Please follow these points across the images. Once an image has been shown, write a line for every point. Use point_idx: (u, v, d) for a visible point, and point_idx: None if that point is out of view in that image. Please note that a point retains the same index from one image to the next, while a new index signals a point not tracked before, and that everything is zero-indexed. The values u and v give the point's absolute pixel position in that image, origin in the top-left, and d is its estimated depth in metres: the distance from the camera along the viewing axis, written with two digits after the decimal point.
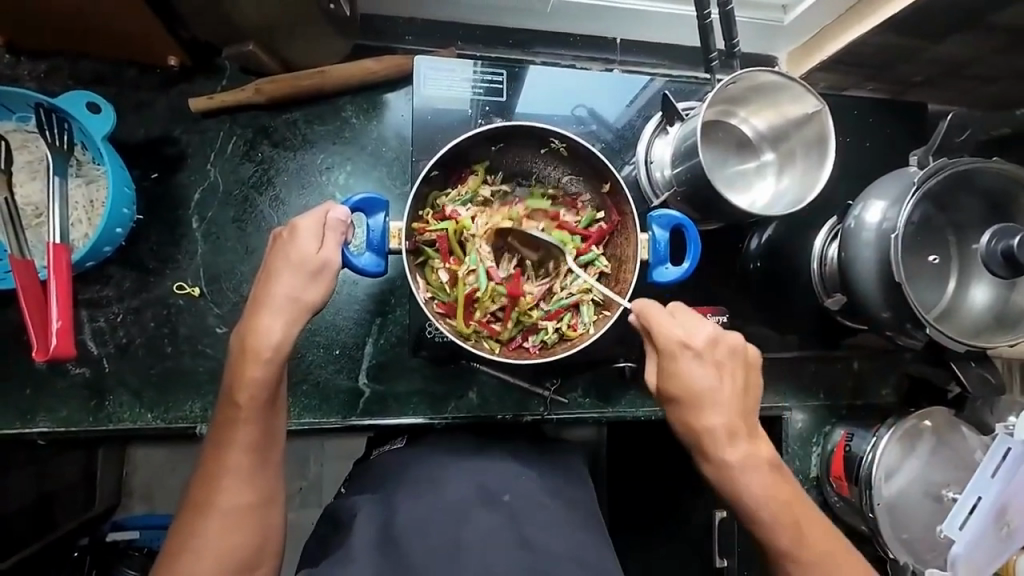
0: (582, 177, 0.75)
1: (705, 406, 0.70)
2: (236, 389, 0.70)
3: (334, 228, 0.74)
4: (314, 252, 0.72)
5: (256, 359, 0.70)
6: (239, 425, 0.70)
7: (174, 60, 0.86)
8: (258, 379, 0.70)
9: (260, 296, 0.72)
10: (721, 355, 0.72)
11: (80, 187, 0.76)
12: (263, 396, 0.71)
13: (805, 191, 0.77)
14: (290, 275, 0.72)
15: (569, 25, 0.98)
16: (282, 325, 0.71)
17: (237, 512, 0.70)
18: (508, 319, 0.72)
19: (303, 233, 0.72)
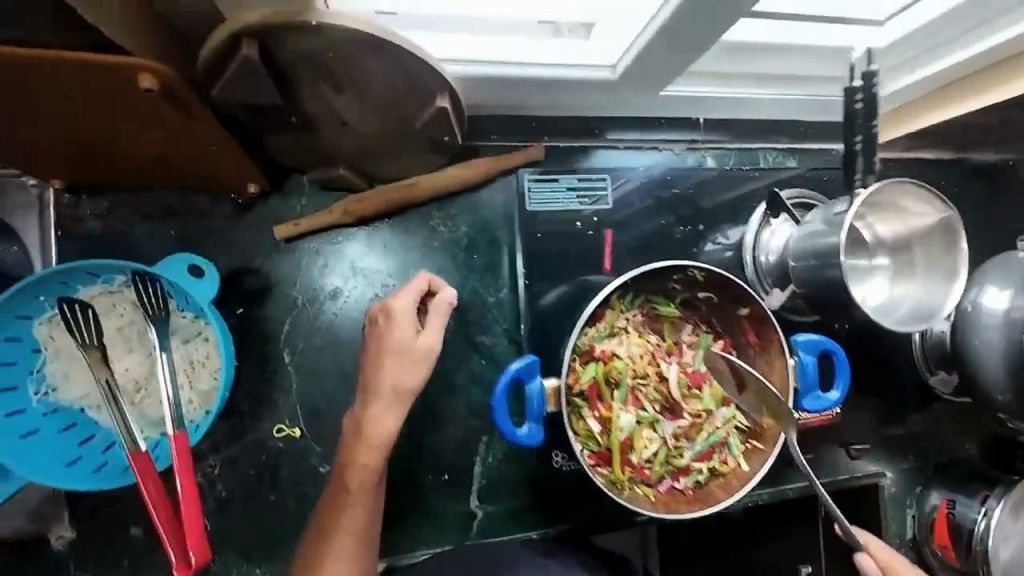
0: (716, 299, 0.73)
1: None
2: (346, 482, 0.66)
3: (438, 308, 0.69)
4: (414, 331, 0.68)
5: (361, 448, 0.66)
6: (342, 520, 0.65)
7: (253, 188, 0.79)
8: (362, 472, 0.66)
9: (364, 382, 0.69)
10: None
11: (179, 348, 0.70)
12: (367, 491, 0.66)
13: (931, 302, 0.75)
14: (393, 362, 0.67)
15: (653, 114, 0.93)
16: (385, 414, 0.67)
17: None
18: (659, 461, 0.69)
19: (400, 311, 0.68)
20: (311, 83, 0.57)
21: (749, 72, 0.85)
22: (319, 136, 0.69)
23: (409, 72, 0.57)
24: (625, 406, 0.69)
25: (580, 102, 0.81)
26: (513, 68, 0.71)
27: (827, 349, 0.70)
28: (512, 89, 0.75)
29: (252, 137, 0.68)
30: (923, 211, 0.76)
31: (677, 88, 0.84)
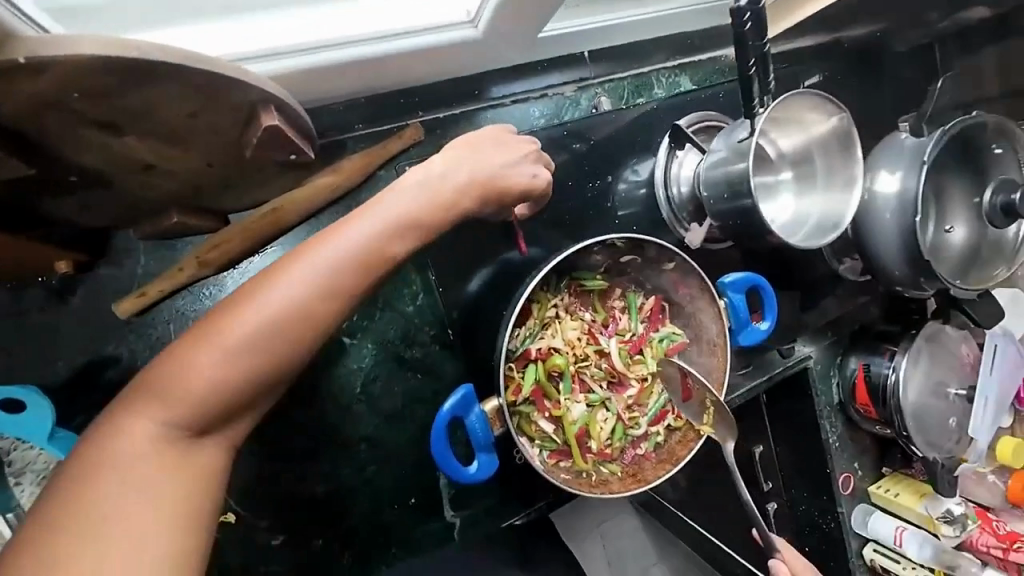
0: (641, 259, 0.68)
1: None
2: (324, 282, 0.44)
3: (531, 167, 0.61)
4: (518, 187, 0.60)
5: (351, 236, 0.46)
6: (263, 313, 0.42)
7: (63, 266, 0.61)
8: (341, 254, 0.45)
9: (404, 181, 0.52)
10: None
11: (31, 488, 0.57)
12: (341, 300, 0.45)
13: (833, 208, 0.77)
14: (436, 184, 0.52)
15: (534, 56, 0.82)
16: (404, 232, 0.48)
17: (277, 329, 0.42)
18: (616, 436, 0.67)
19: (508, 159, 0.59)
20: (71, 134, 0.42)
21: None
22: (125, 188, 0.53)
23: (206, 92, 0.43)
24: (573, 396, 0.65)
25: (446, 70, 0.68)
26: (352, 47, 0.57)
27: (753, 282, 0.69)
28: (334, 80, 0.60)
29: (26, 212, 0.51)
30: (820, 119, 0.77)
31: (556, 27, 0.78)
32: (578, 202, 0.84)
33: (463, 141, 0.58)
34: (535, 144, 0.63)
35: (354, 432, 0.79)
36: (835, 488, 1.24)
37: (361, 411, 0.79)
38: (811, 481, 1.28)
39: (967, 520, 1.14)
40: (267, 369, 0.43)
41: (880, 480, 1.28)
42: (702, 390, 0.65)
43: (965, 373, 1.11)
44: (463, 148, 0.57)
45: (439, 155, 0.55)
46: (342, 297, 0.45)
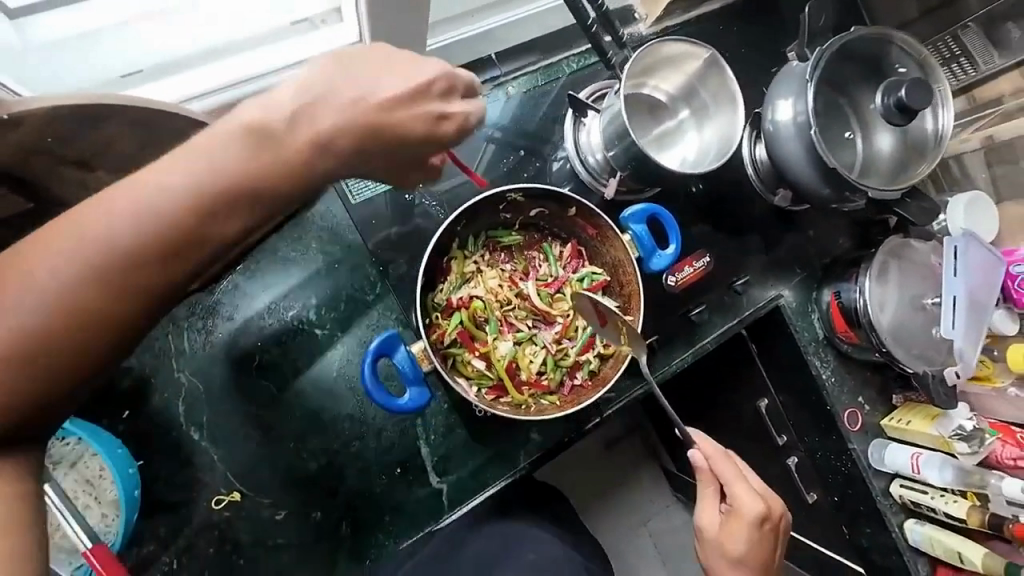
0: (548, 209, 0.76)
1: (743, 533, 0.75)
2: (101, 273, 0.43)
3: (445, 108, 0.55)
4: (416, 114, 0.53)
5: (75, 246, 0.43)
6: (44, 310, 0.42)
7: None
8: (69, 266, 0.43)
9: (206, 158, 0.46)
10: (776, 522, 0.77)
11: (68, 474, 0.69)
12: (84, 316, 0.43)
13: (727, 133, 0.84)
14: (245, 141, 0.47)
15: None
16: (153, 227, 0.44)
17: (14, 348, 0.42)
18: (549, 368, 0.74)
19: (397, 91, 0.52)
20: (54, 172, 0.57)
21: None
22: None
23: (145, 124, 0.57)
24: (502, 337, 0.73)
25: None
26: (267, 79, 0.74)
27: (652, 213, 0.76)
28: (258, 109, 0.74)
29: None
30: (691, 53, 0.83)
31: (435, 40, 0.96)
32: (505, 181, 0.95)
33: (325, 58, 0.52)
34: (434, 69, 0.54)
35: (336, 411, 0.89)
36: (843, 426, 1.21)
37: (340, 393, 0.89)
38: (818, 423, 1.26)
39: (984, 434, 1.08)
40: (15, 391, 0.43)
41: (893, 413, 1.24)
42: (613, 315, 0.72)
43: (937, 282, 1.10)
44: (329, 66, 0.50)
45: (279, 86, 0.49)
46: (76, 312, 0.43)
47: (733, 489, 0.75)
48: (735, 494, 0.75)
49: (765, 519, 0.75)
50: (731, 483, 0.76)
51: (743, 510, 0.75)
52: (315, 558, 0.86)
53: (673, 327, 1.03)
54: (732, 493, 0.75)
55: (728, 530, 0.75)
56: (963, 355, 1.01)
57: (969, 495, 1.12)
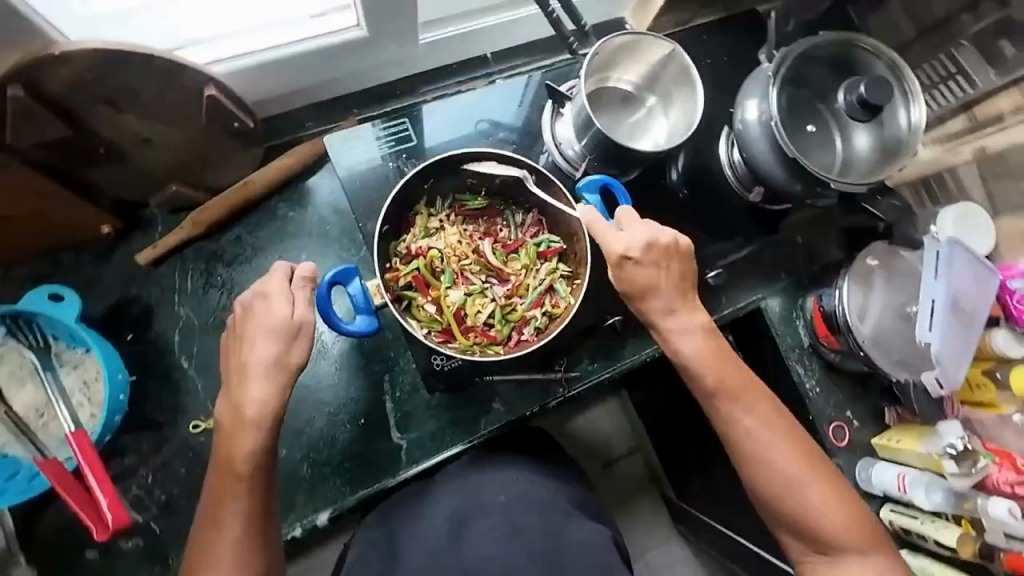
0: (510, 178, 0.82)
1: (654, 298, 0.79)
2: (229, 458, 0.70)
3: (303, 286, 0.73)
4: (282, 310, 0.71)
5: (227, 423, 0.71)
6: (230, 517, 0.69)
7: (107, 228, 0.89)
8: (227, 434, 0.71)
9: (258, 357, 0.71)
10: (659, 250, 0.79)
11: (71, 375, 0.77)
12: (245, 458, 0.70)
13: (690, 113, 0.90)
14: (265, 340, 0.71)
15: (439, 60, 1.04)
16: (260, 400, 0.70)
17: (238, 515, 0.69)
18: (497, 320, 0.80)
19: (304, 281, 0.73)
20: (91, 109, 0.70)
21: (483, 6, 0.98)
22: (135, 159, 0.81)
23: (164, 71, 0.69)
24: (455, 286, 0.80)
25: (355, 69, 0.93)
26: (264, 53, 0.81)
27: (604, 184, 0.81)
28: (264, 79, 0.85)
29: (77, 180, 0.80)
30: (655, 48, 0.89)
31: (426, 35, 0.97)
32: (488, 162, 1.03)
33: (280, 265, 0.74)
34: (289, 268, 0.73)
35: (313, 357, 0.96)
36: (828, 439, 1.16)
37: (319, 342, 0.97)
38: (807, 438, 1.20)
39: (977, 456, 1.01)
40: (240, 534, 0.69)
41: (885, 432, 1.16)
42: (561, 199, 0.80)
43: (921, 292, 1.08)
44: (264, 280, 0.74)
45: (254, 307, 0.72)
46: (239, 456, 0.70)
47: (632, 273, 0.79)
48: (634, 279, 0.78)
49: (641, 258, 0.78)
50: (625, 275, 0.79)
51: (650, 291, 0.79)
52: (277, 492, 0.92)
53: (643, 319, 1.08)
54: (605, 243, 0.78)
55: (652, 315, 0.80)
56: (940, 363, 0.97)
57: (963, 523, 1.03)
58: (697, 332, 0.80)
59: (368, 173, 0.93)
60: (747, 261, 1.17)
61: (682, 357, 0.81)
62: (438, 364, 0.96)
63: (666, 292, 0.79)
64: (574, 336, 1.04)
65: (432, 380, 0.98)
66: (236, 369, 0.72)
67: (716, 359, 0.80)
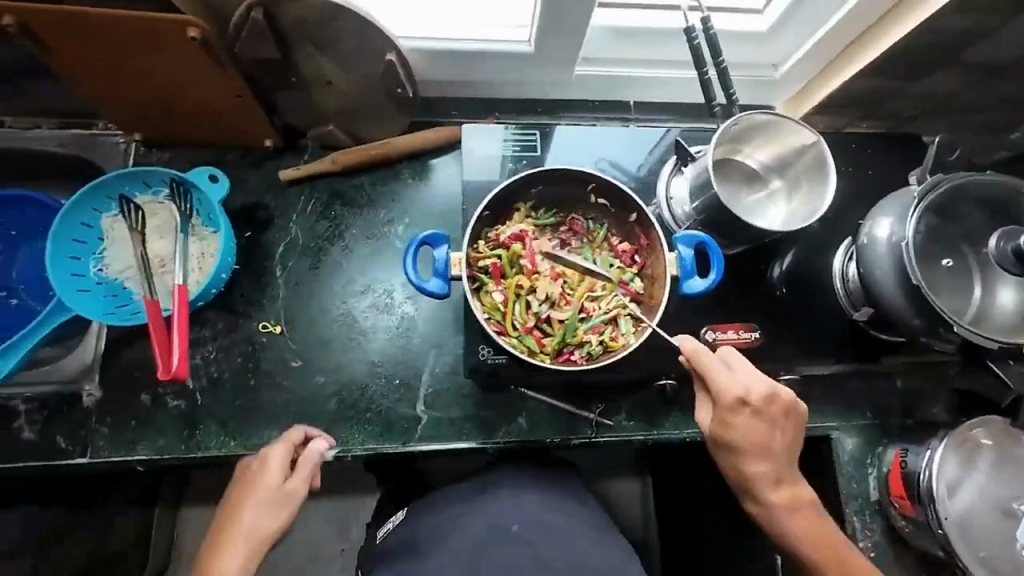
0: (612, 208, 0.86)
1: (757, 460, 0.85)
2: None
3: (303, 471, 0.86)
4: (274, 479, 0.84)
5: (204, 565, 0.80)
6: None
7: (269, 142, 1.05)
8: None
9: (247, 520, 0.82)
10: (776, 410, 0.85)
11: (196, 243, 0.91)
12: None
13: (816, 204, 0.88)
14: (256, 506, 0.83)
15: (585, 94, 1.11)
16: (241, 555, 0.80)
17: None
18: (554, 334, 0.80)
19: (305, 470, 0.86)
20: (300, 46, 0.85)
21: (641, 60, 1.05)
22: (313, 95, 0.96)
23: (363, 31, 0.82)
24: (528, 284, 0.81)
25: (512, 78, 1.03)
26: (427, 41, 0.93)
27: (700, 243, 0.81)
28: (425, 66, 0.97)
29: (266, 99, 0.96)
30: (798, 135, 0.88)
31: (585, 67, 1.04)
32: None
33: (281, 441, 0.88)
34: (291, 443, 0.88)
35: (380, 308, 1.04)
36: None
37: (389, 296, 1.05)
38: None
39: None
40: None
41: None
42: (656, 241, 0.81)
43: None
44: (266, 449, 0.88)
45: (248, 466, 0.88)
46: None
47: (747, 458, 0.85)
48: (747, 440, 0.84)
49: (756, 409, 0.84)
50: (738, 440, 0.84)
51: (756, 447, 0.85)
52: (298, 414, 0.98)
53: (694, 398, 1.03)
54: (717, 391, 0.84)
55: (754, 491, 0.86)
56: None
57: None
58: (787, 501, 0.86)
59: (484, 167, 1.00)
60: (829, 382, 1.07)
61: (781, 529, 0.86)
62: (483, 357, 0.94)
63: (781, 461, 0.86)
64: (618, 384, 1.02)
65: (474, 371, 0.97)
66: (229, 518, 0.83)
67: (819, 541, 0.85)
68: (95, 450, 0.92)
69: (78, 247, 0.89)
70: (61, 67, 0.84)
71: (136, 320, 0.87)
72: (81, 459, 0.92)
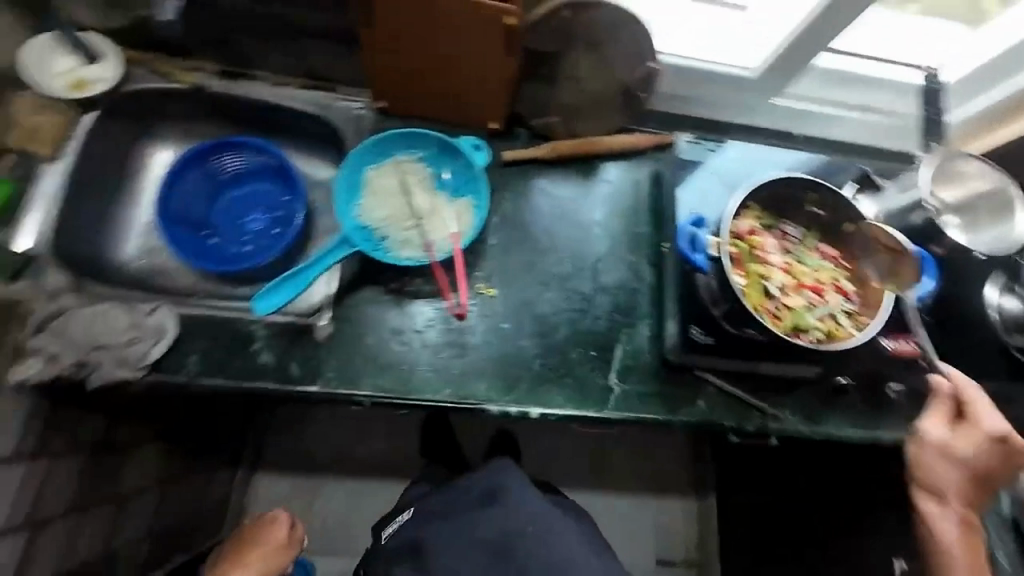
0: (827, 217, 0.98)
1: (948, 460, 0.94)
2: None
3: (295, 539, 1.20)
4: (288, 534, 1.18)
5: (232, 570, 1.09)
6: None
7: (493, 125, 1.15)
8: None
9: (255, 557, 1.11)
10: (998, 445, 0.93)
11: (450, 203, 1.02)
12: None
13: (1007, 235, 1.02)
14: (261, 559, 1.12)
15: (765, 122, 1.25)
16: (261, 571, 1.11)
17: None
18: (788, 317, 0.91)
19: (277, 535, 1.17)
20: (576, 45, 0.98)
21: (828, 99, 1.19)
22: (555, 89, 1.08)
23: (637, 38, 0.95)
24: (766, 272, 0.93)
25: (718, 97, 1.17)
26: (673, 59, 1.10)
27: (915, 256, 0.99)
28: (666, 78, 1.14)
29: (514, 86, 1.08)
30: (982, 181, 1.04)
31: (783, 100, 1.20)
32: None
33: (278, 518, 1.20)
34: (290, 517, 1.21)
35: (578, 285, 1.13)
36: None
37: (586, 275, 1.14)
38: None
39: None
40: None
41: None
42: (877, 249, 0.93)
43: None
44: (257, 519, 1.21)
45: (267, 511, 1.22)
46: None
47: (954, 466, 0.93)
48: (961, 451, 0.94)
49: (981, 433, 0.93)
50: (946, 446, 0.94)
51: (960, 458, 0.94)
52: (504, 372, 1.05)
53: (858, 402, 1.11)
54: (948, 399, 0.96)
55: (948, 493, 0.93)
56: None
57: None
58: (963, 516, 0.94)
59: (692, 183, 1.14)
60: None
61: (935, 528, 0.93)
62: (692, 335, 1.04)
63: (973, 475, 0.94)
64: (790, 380, 1.10)
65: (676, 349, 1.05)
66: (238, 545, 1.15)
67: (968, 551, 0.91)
68: (325, 381, 0.99)
69: (348, 192, 0.99)
70: (368, 35, 0.95)
71: (399, 263, 0.96)
72: (313, 387, 0.98)
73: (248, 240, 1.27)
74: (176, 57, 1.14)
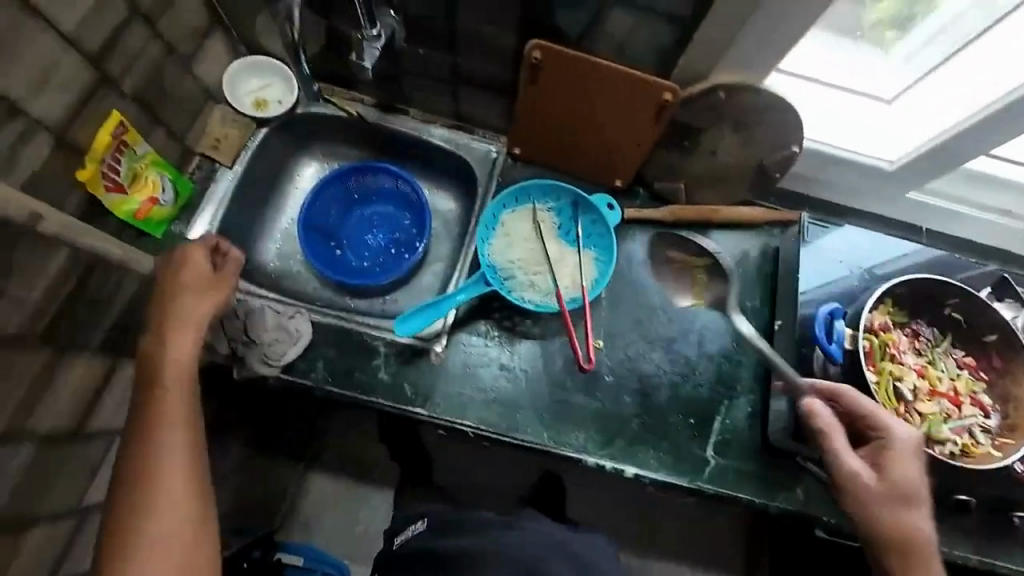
0: (965, 326, 0.95)
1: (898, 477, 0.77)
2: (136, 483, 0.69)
3: (227, 265, 0.88)
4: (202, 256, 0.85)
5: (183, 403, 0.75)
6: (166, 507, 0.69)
7: (620, 181, 1.19)
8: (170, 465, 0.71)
9: (190, 341, 0.79)
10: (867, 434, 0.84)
11: (575, 255, 1.06)
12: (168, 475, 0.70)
13: None
14: (185, 332, 0.79)
15: (891, 213, 1.22)
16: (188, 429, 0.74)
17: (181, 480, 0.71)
18: (922, 424, 0.89)
19: (196, 283, 0.83)
20: (724, 124, 1.01)
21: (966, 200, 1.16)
22: (690, 159, 1.11)
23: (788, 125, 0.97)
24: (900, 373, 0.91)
25: (849, 184, 1.16)
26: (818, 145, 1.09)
27: None
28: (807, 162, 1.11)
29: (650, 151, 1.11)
30: None
31: (921, 195, 1.16)
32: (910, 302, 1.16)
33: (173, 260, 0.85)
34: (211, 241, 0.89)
35: (683, 350, 1.13)
36: None
37: (693, 341, 1.14)
38: None
39: None
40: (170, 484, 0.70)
41: None
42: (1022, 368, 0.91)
43: None
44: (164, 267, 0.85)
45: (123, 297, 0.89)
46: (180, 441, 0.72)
47: (901, 521, 0.74)
48: (905, 483, 0.76)
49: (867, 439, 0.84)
50: (889, 466, 0.78)
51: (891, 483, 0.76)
52: (602, 426, 1.06)
53: None
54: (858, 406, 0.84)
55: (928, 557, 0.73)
56: None
57: None
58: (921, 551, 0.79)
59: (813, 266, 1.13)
60: None
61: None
62: (810, 425, 1.01)
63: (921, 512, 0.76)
64: None
65: (785, 434, 1.02)
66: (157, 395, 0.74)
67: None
68: (436, 406, 1.04)
69: (484, 234, 1.05)
70: (527, 93, 1.02)
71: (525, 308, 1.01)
72: (423, 410, 1.03)
73: (367, 255, 1.37)
74: (340, 87, 1.26)
